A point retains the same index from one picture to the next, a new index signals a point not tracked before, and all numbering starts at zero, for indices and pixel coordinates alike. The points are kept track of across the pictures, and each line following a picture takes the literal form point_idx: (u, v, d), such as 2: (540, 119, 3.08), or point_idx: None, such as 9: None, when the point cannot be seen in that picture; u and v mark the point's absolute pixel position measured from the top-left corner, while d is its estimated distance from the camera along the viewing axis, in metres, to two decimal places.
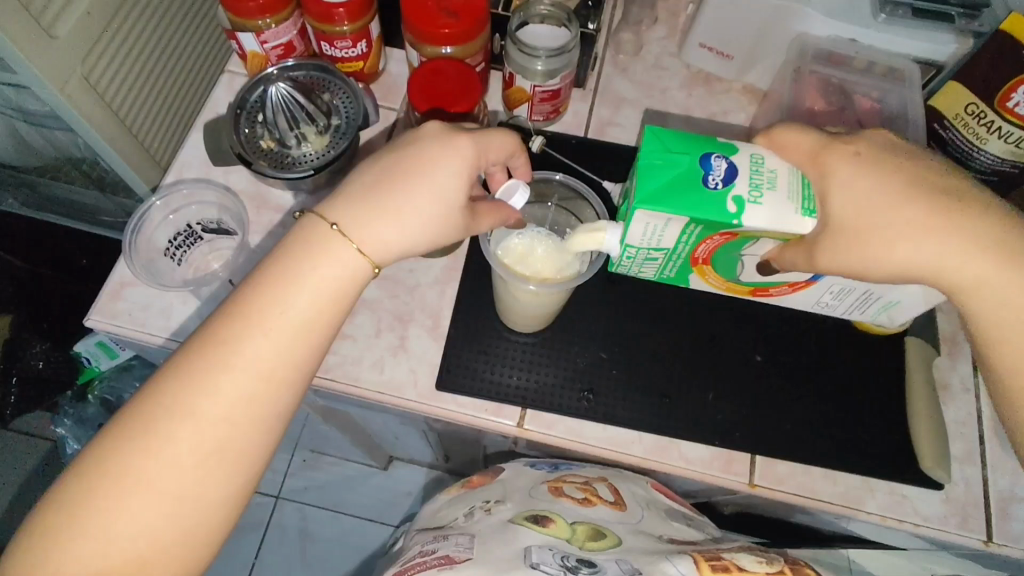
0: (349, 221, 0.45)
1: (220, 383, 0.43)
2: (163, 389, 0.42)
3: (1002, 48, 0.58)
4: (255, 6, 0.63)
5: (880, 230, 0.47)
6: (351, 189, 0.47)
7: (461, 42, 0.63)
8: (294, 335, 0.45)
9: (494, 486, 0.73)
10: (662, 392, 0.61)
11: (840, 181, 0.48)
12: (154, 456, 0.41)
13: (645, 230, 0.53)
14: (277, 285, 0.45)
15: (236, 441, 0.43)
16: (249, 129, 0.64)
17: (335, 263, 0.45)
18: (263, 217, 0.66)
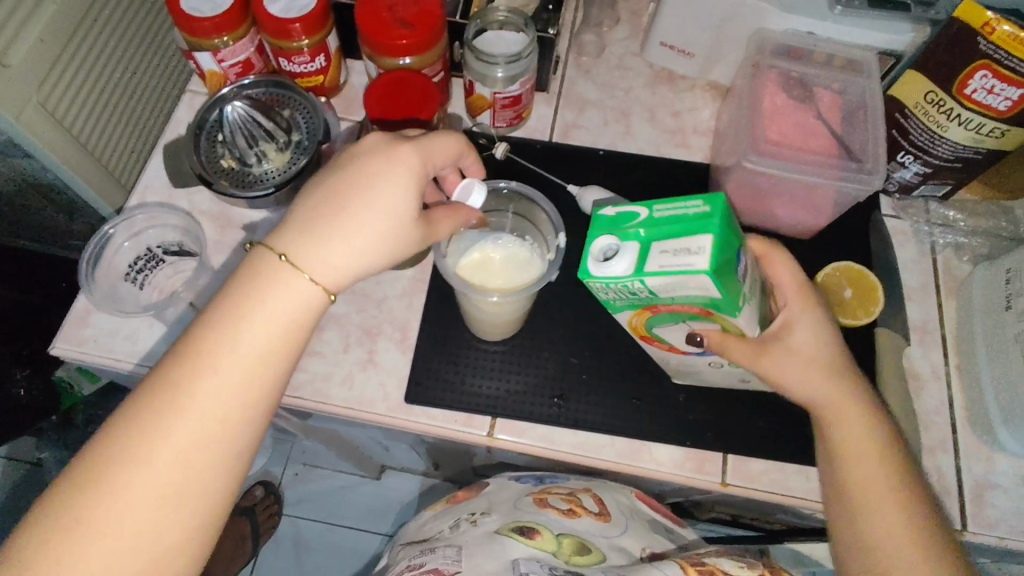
0: (301, 247, 0.43)
1: (175, 422, 0.40)
2: (119, 429, 0.40)
3: (958, 36, 0.57)
4: (210, 24, 0.63)
5: (800, 358, 0.50)
6: (302, 211, 0.45)
7: (418, 53, 0.63)
8: (247, 372, 0.42)
9: (479, 499, 0.71)
10: (633, 395, 0.60)
11: (801, 314, 0.51)
12: (112, 500, 0.39)
13: (674, 282, 0.43)
14: (233, 315, 0.42)
15: (199, 479, 0.41)
16: (210, 149, 0.64)
17: (290, 293, 0.43)
18: (228, 236, 0.66)
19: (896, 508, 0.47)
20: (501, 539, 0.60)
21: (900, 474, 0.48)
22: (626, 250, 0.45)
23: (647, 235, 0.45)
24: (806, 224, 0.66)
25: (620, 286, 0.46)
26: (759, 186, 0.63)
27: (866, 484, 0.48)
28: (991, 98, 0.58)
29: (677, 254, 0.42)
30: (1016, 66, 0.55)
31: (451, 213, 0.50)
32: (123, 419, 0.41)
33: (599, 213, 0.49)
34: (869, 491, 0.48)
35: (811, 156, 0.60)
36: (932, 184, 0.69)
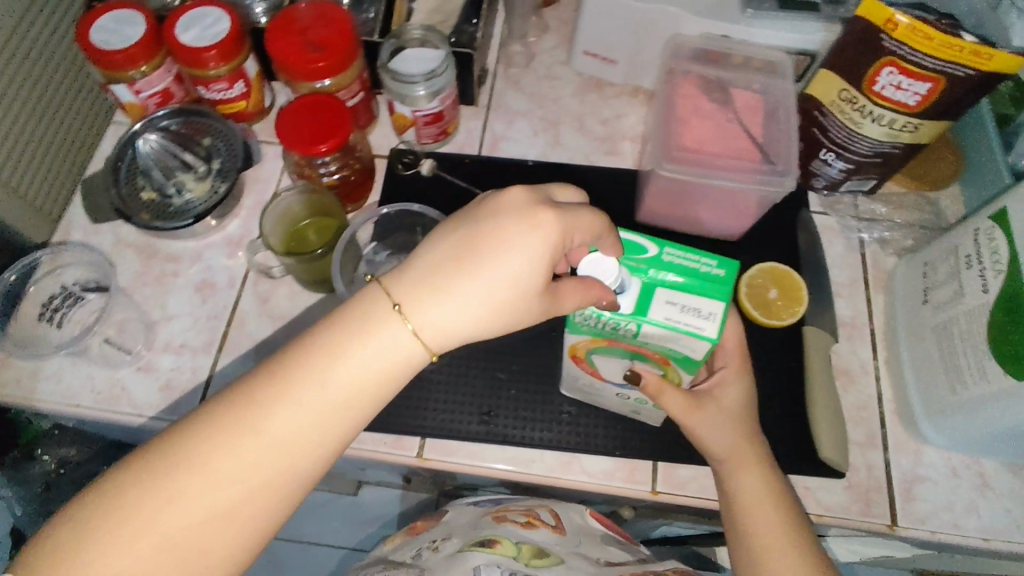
0: (412, 298, 0.43)
1: (250, 442, 0.41)
2: (196, 435, 0.41)
3: (862, 32, 0.57)
4: (122, 57, 0.62)
5: (716, 415, 0.54)
6: (432, 252, 0.45)
7: (334, 75, 0.63)
8: (326, 416, 0.42)
9: (440, 525, 0.68)
10: (561, 407, 0.61)
11: (730, 380, 0.56)
12: (166, 504, 0.39)
13: (668, 332, 0.47)
14: (324, 351, 0.43)
15: (252, 505, 0.41)
16: (129, 184, 0.64)
17: (382, 342, 0.43)
18: (153, 267, 0.66)
19: (795, 554, 0.48)
20: (463, 554, 0.57)
21: (801, 525, 0.50)
22: (629, 287, 0.48)
23: (651, 278, 0.49)
24: (731, 226, 0.66)
25: (610, 321, 0.48)
26: (679, 191, 0.64)
27: (767, 533, 0.49)
28: (900, 94, 0.58)
29: (686, 312, 0.47)
30: (920, 62, 0.55)
31: (582, 290, 0.46)
32: (194, 424, 0.41)
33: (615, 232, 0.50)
34: (771, 536, 0.49)
35: (728, 160, 0.61)
36: (857, 180, 0.69)
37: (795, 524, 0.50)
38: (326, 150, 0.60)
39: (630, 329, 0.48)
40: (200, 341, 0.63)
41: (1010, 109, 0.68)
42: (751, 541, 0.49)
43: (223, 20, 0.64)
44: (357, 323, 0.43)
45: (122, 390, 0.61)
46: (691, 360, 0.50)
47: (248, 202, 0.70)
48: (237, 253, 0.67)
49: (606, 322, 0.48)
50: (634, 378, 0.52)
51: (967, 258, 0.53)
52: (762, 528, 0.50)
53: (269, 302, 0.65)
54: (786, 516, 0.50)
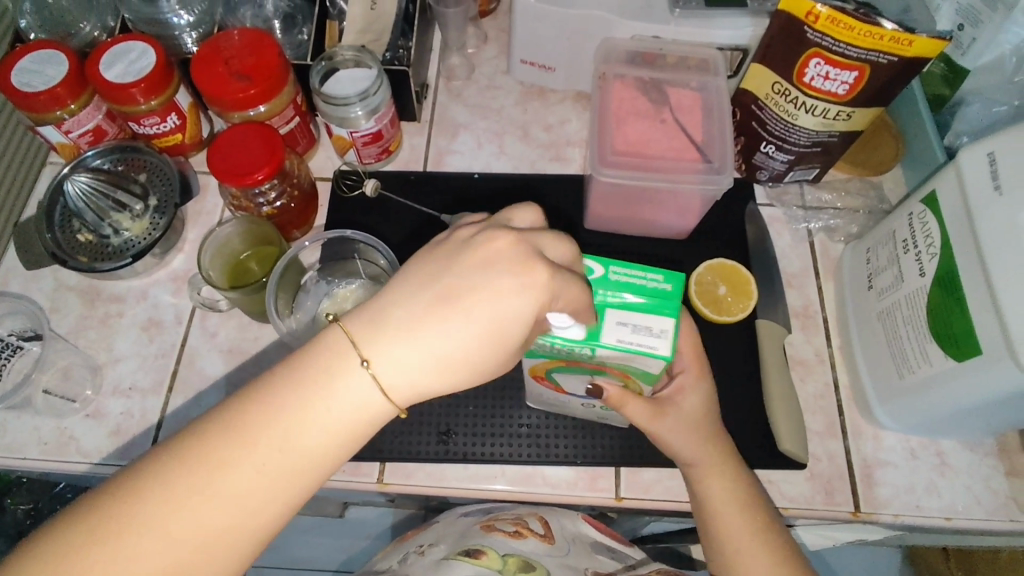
0: (381, 346, 0.39)
1: (207, 498, 0.36)
2: (148, 485, 0.36)
3: (788, 25, 0.57)
4: (46, 98, 0.61)
5: (679, 423, 0.53)
6: (407, 296, 0.39)
7: (265, 102, 0.62)
8: (292, 472, 0.38)
9: (429, 531, 0.61)
10: (520, 420, 0.60)
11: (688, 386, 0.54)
12: (109, 568, 0.34)
13: (622, 355, 0.46)
14: (295, 400, 0.38)
15: (207, 565, 0.36)
16: (64, 227, 0.63)
17: (349, 392, 0.39)
18: (96, 309, 0.65)
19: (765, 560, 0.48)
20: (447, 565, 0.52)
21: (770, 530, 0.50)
22: None
23: (601, 299, 0.47)
24: (679, 224, 0.67)
25: (565, 346, 0.47)
26: (623, 194, 0.64)
27: (738, 536, 0.50)
28: (829, 84, 0.59)
29: (639, 331, 0.46)
30: (844, 51, 0.56)
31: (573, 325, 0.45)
32: (149, 473, 0.36)
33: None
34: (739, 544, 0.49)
35: (668, 160, 0.61)
36: (801, 170, 0.69)
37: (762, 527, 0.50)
38: (262, 179, 0.59)
39: (584, 352, 0.47)
40: (149, 381, 0.62)
41: (943, 89, 0.68)
42: (722, 549, 0.50)
43: (148, 54, 0.63)
44: (322, 371, 0.38)
45: (69, 438, 0.59)
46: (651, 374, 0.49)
47: (192, 235, 0.69)
48: (183, 289, 0.66)
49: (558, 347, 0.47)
50: (595, 392, 0.52)
51: (904, 243, 0.54)
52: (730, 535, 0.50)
53: (218, 336, 0.64)
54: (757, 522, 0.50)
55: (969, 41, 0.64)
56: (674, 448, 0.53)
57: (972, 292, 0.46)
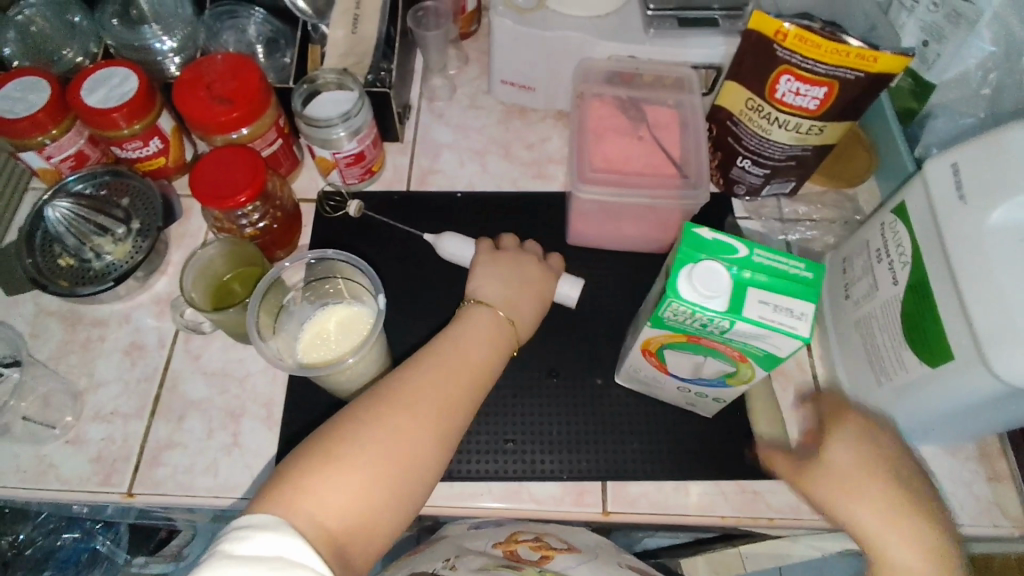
0: (500, 299, 0.57)
1: (429, 393, 0.49)
2: (357, 423, 0.45)
3: (759, 43, 0.59)
4: (26, 124, 0.61)
5: (856, 492, 0.47)
6: (492, 281, 0.59)
7: (247, 125, 0.63)
8: (474, 375, 0.52)
9: (442, 548, 0.56)
10: (506, 436, 0.60)
11: (878, 463, 0.48)
12: (373, 437, 0.45)
13: (756, 331, 0.42)
14: (447, 341, 0.53)
15: (413, 478, 0.45)
16: (45, 251, 0.63)
17: (487, 322, 0.55)
18: (78, 333, 0.65)
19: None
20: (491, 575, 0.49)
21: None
22: (721, 283, 0.42)
23: (745, 275, 0.43)
24: (659, 239, 0.68)
25: (699, 315, 0.43)
26: (603, 209, 0.65)
27: None
28: (800, 99, 0.60)
29: (780, 311, 0.42)
30: (813, 68, 0.57)
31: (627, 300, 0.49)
32: (354, 412, 0.46)
33: (692, 230, 0.45)
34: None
35: (647, 175, 0.62)
36: (777, 183, 0.71)
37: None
38: (244, 201, 0.59)
39: (719, 327, 0.43)
40: (131, 405, 0.61)
41: (912, 102, 0.70)
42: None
43: (131, 80, 0.64)
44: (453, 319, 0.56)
45: (49, 465, 0.58)
46: (777, 359, 0.45)
47: (175, 258, 0.69)
48: (165, 312, 0.66)
49: (700, 320, 0.43)
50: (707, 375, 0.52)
51: (877, 252, 0.55)
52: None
53: (202, 358, 0.63)
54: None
55: (934, 56, 0.66)
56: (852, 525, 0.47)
57: (943, 299, 0.47)
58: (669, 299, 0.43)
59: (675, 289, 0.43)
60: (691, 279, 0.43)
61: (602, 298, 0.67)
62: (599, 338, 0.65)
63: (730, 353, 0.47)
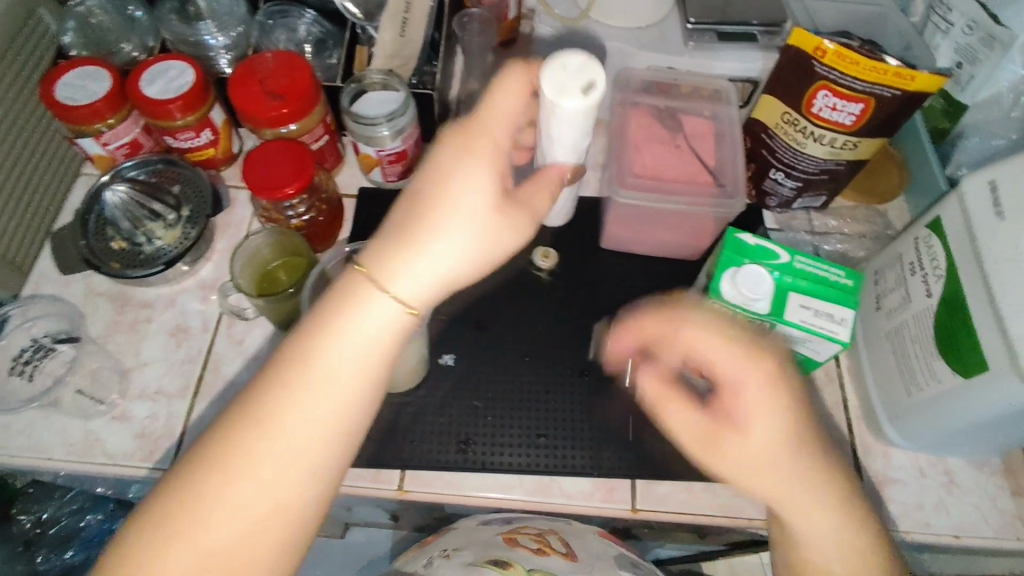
0: (379, 265, 0.42)
1: (294, 418, 0.40)
2: (216, 470, 0.39)
3: (798, 59, 0.61)
4: (87, 111, 0.64)
5: (750, 465, 0.45)
6: (384, 240, 0.42)
7: (297, 120, 0.65)
8: (339, 399, 0.41)
9: (451, 534, 0.62)
10: (538, 431, 0.62)
11: (760, 396, 0.45)
12: (229, 482, 0.39)
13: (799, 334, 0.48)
14: (319, 340, 0.41)
15: (282, 523, 0.40)
16: (98, 234, 0.65)
17: (360, 309, 0.41)
18: (126, 314, 0.67)
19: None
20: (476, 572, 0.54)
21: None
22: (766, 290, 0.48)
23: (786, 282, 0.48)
24: (691, 246, 0.69)
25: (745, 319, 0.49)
26: (639, 215, 0.67)
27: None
28: (837, 114, 0.62)
29: (819, 314, 0.47)
30: (850, 84, 0.59)
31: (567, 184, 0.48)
32: (197, 457, 0.39)
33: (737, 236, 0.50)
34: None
35: (683, 183, 0.64)
36: (808, 197, 0.73)
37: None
38: (291, 193, 0.61)
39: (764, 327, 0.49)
40: (176, 386, 0.63)
41: (945, 122, 0.71)
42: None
43: (187, 72, 0.66)
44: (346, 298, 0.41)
45: (96, 440, 0.61)
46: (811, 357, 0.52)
47: (220, 246, 0.71)
48: (210, 297, 0.68)
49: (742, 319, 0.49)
50: None
51: (910, 266, 0.56)
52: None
53: (245, 343, 0.66)
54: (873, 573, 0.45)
55: (968, 77, 0.67)
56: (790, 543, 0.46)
57: (978, 314, 0.48)
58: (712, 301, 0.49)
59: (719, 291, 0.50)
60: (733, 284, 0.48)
61: (634, 301, 0.68)
62: None
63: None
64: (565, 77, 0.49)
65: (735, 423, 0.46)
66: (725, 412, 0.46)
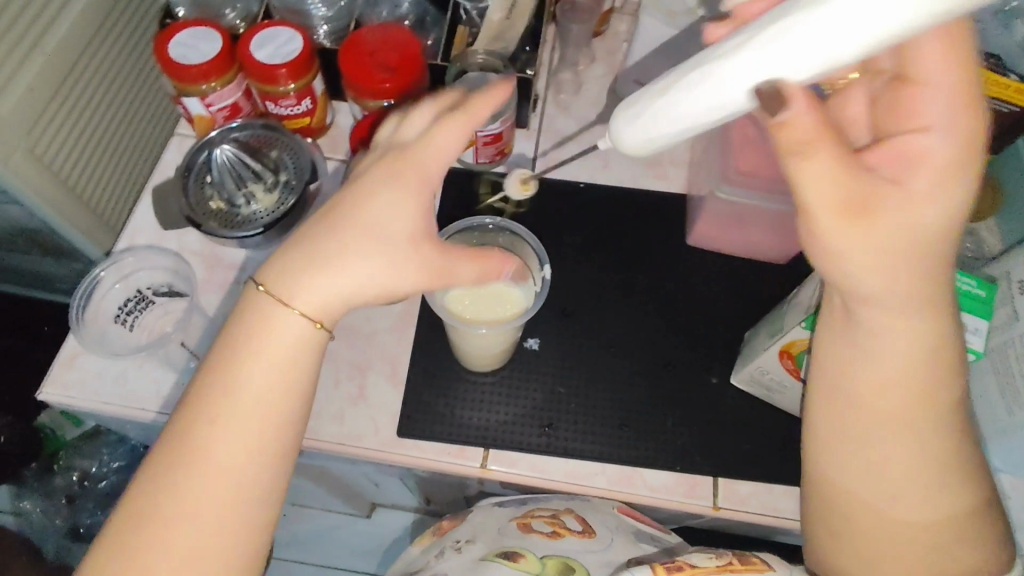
0: (282, 285, 0.44)
1: (231, 433, 0.42)
2: (145, 498, 0.41)
3: None
4: (197, 71, 0.65)
5: (872, 251, 0.41)
6: (289, 257, 0.44)
7: (400, 95, 0.65)
8: (252, 417, 0.43)
9: (465, 524, 0.66)
10: (623, 421, 0.62)
11: (911, 309, 0.44)
12: (186, 500, 0.41)
13: None
14: (223, 378, 0.43)
15: (242, 527, 0.42)
16: (199, 191, 0.66)
17: (280, 330, 0.44)
18: (216, 274, 0.67)
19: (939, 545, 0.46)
20: (486, 567, 0.57)
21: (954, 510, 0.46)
22: None
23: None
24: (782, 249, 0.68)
25: None
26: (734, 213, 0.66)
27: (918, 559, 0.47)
28: None
29: None
30: None
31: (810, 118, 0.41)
32: (147, 483, 0.42)
33: None
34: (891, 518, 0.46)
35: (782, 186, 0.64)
36: None
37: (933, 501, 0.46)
38: None
39: None
40: None
41: None
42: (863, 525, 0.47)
43: (296, 40, 0.66)
44: (253, 321, 0.44)
45: (186, 394, 0.61)
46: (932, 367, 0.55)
47: (309, 214, 0.71)
48: None
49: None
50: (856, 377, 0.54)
51: (1021, 284, 0.56)
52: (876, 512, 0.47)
53: None
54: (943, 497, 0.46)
55: None
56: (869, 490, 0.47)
57: None
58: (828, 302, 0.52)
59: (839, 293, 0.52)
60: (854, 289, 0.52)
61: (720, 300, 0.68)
62: (716, 338, 0.66)
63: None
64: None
65: (869, 330, 0.45)
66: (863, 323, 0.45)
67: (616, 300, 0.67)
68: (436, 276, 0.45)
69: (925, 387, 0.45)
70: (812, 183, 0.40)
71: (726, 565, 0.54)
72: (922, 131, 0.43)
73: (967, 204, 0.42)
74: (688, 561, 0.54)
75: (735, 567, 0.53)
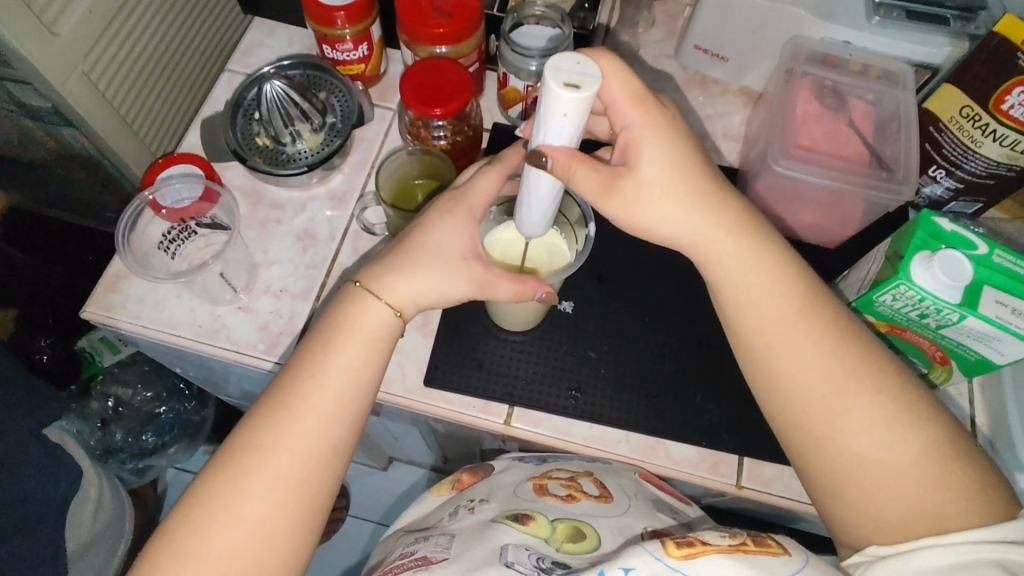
0: (375, 280, 0.50)
1: (310, 413, 0.46)
2: (225, 463, 0.45)
3: (999, 50, 0.56)
4: None
5: (662, 198, 0.48)
6: (384, 262, 0.51)
7: (454, 42, 0.64)
8: (335, 393, 0.47)
9: (483, 484, 0.63)
10: (651, 391, 0.61)
11: (732, 232, 0.49)
12: (261, 464, 0.44)
13: (989, 328, 0.49)
14: (303, 363, 0.48)
15: (306, 498, 0.45)
16: (246, 127, 0.66)
17: (363, 316, 0.49)
18: (258, 212, 0.68)
19: (931, 481, 0.44)
20: (494, 527, 0.54)
21: (932, 451, 0.45)
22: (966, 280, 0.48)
23: (981, 275, 0.49)
24: (835, 231, 0.66)
25: (932, 309, 0.50)
26: (788, 190, 0.64)
27: (917, 498, 0.44)
28: None
29: (1015, 313, 0.48)
30: None
31: (662, 139, 0.48)
32: (228, 450, 0.45)
33: (934, 219, 0.51)
34: (859, 463, 0.45)
35: (837, 164, 0.62)
36: (963, 201, 0.66)
37: (902, 436, 0.45)
38: (438, 115, 0.61)
39: (952, 318, 0.50)
40: (300, 287, 0.64)
41: None
42: (831, 475, 0.47)
43: None
44: (340, 313, 0.50)
45: (221, 325, 0.63)
46: (986, 365, 0.53)
47: (352, 158, 0.71)
48: (341, 206, 0.68)
49: (924, 307, 0.50)
50: None
51: None
52: (839, 461, 0.46)
53: (370, 257, 0.66)
54: (915, 435, 0.45)
55: None
56: (859, 444, 0.46)
57: None
58: (900, 282, 0.49)
59: (910, 274, 0.49)
60: (930, 267, 0.48)
61: None
62: None
63: (932, 353, 0.55)
64: (566, 65, 0.38)
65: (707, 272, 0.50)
66: (749, 311, 0.49)
67: (653, 270, 0.66)
68: (481, 289, 0.51)
69: (804, 305, 0.48)
70: (658, 177, 0.48)
71: (740, 545, 0.44)
72: (626, 134, 0.49)
73: (694, 186, 0.48)
74: (699, 539, 0.45)
75: (749, 549, 0.44)
